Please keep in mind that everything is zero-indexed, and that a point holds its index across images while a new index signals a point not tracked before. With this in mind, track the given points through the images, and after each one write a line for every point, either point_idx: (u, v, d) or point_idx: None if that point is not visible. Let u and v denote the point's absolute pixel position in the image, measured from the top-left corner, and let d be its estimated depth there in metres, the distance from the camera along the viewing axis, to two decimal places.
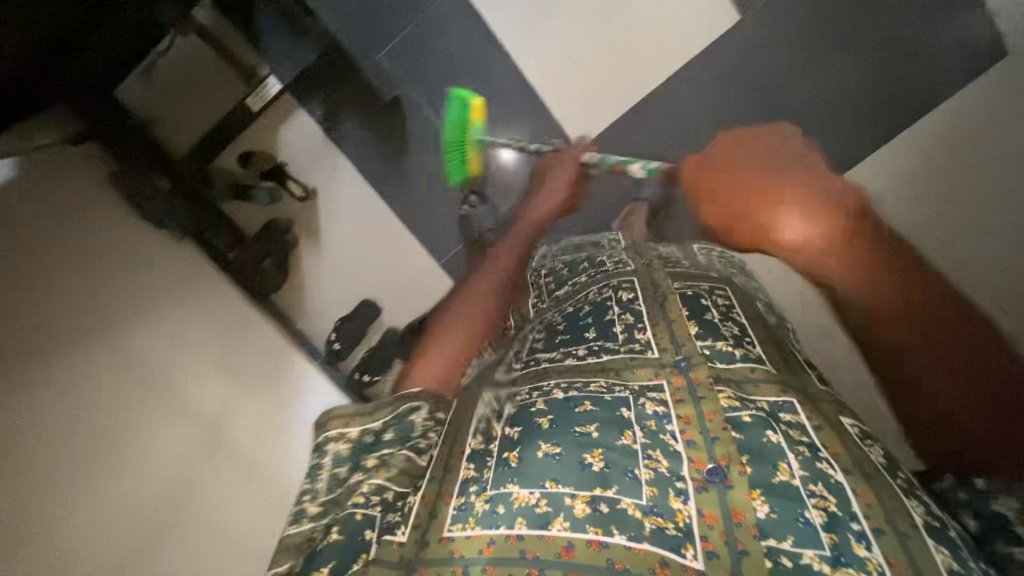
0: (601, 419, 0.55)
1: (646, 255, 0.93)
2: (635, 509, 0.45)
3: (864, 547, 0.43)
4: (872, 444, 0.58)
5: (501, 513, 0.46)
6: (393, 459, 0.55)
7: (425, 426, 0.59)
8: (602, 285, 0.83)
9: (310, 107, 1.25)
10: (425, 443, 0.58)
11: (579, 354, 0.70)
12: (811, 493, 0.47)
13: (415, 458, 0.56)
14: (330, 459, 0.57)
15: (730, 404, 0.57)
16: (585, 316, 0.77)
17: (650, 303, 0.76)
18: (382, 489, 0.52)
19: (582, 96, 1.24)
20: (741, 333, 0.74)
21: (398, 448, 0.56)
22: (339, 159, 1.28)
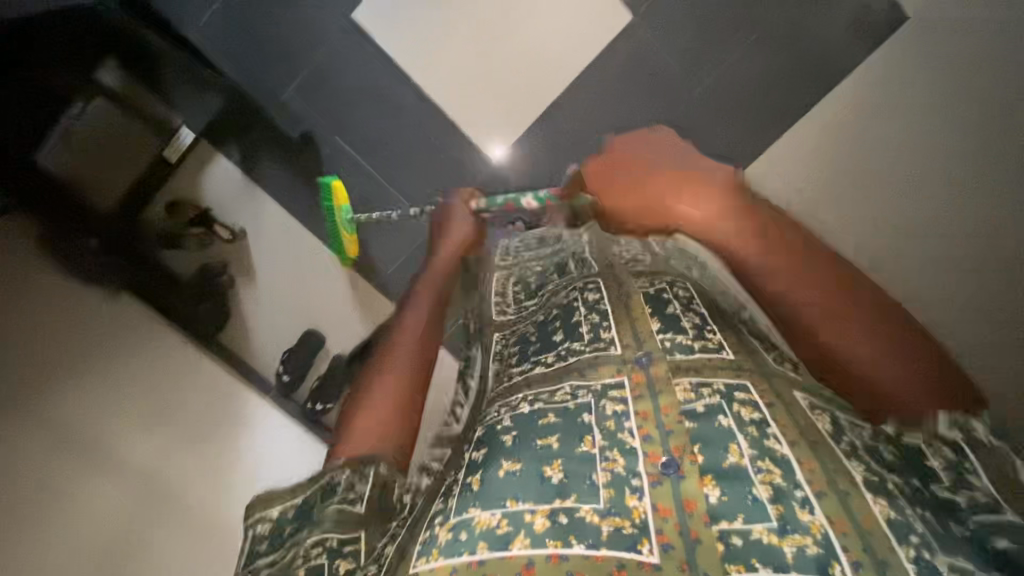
0: (561, 430, 0.56)
1: (608, 253, 0.88)
2: (593, 515, 0.47)
3: (807, 512, 0.45)
4: (826, 408, 0.59)
5: (463, 540, 0.47)
6: (320, 516, 0.52)
7: (351, 480, 0.55)
8: (566, 288, 0.83)
9: (231, 151, 1.34)
10: (355, 493, 0.55)
11: (548, 360, 0.69)
12: (758, 469, 0.49)
13: (349, 509, 0.54)
14: (252, 540, 0.52)
15: (686, 396, 0.59)
16: (553, 321, 0.76)
17: (614, 303, 0.75)
18: (321, 540, 0.51)
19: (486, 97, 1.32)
20: (703, 321, 0.71)
21: (325, 503, 0.53)
22: (262, 196, 1.35)
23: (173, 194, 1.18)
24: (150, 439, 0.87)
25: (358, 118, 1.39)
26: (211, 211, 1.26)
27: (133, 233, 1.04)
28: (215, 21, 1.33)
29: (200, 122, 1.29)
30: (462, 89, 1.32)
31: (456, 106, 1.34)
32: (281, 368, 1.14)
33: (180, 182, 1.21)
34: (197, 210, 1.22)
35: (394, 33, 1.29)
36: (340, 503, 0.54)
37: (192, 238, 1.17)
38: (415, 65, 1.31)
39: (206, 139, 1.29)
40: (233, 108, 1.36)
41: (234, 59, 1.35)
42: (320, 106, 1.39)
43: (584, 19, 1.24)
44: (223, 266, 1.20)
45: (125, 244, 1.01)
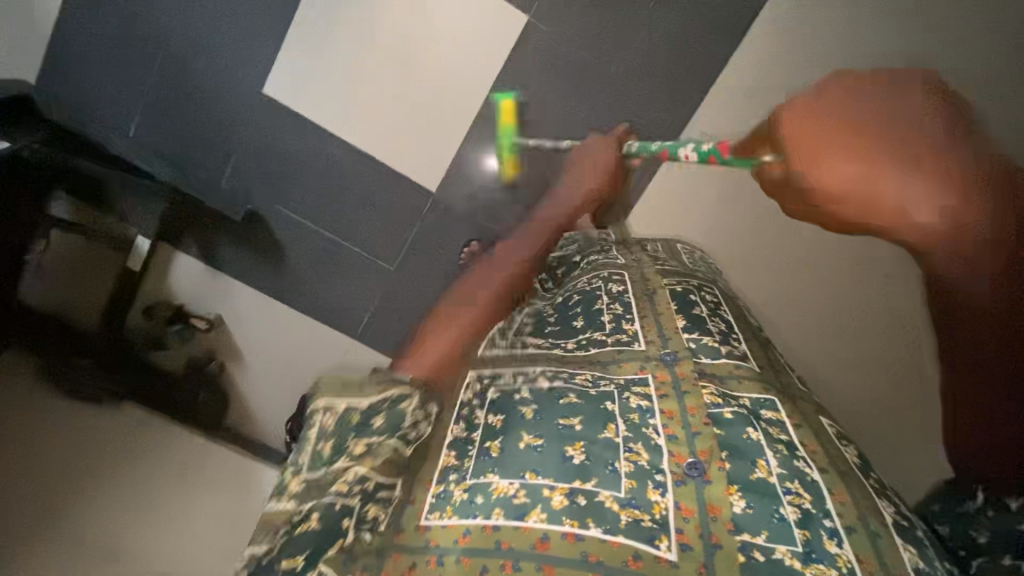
0: (584, 413, 0.54)
1: (635, 253, 0.93)
2: (613, 502, 0.45)
3: (834, 543, 0.43)
4: (847, 444, 0.59)
5: (479, 503, 0.46)
6: (379, 450, 0.47)
7: (417, 417, 0.51)
8: (590, 277, 0.83)
9: (189, 246, 1.30)
10: (415, 433, 0.51)
11: (568, 346, 0.69)
12: (786, 490, 0.47)
13: (402, 448, 0.49)
14: (318, 434, 0.48)
15: (714, 400, 0.57)
16: (574, 306, 0.77)
17: (639, 295, 0.77)
18: (365, 480, 0.45)
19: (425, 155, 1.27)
20: (727, 329, 0.74)
21: (388, 437, 0.48)
22: (227, 280, 1.32)
23: (148, 303, 1.26)
24: (139, 528, 1.05)
25: (304, 178, 1.28)
26: (184, 304, 1.31)
27: (123, 349, 1.18)
28: (145, 128, 1.26)
29: (150, 225, 1.24)
30: (396, 130, 1.25)
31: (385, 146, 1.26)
32: None
33: (153, 289, 1.29)
34: (172, 308, 1.27)
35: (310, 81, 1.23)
36: (392, 437, 0.48)
37: (174, 332, 1.24)
38: (337, 120, 1.25)
39: (166, 243, 1.29)
40: (173, 214, 1.27)
41: (160, 162, 1.24)
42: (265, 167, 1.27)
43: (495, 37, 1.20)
44: (209, 356, 1.29)
45: (124, 363, 1.17)
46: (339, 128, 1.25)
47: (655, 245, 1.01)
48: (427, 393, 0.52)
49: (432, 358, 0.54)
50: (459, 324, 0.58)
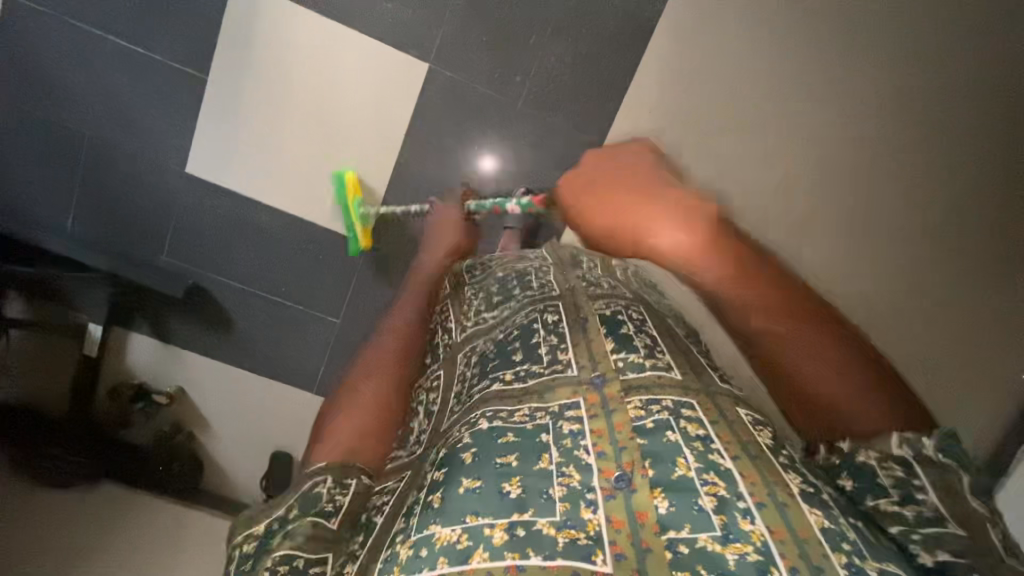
0: (520, 448, 0.57)
1: (567, 276, 0.97)
2: (550, 527, 0.48)
3: (748, 521, 0.48)
4: (763, 426, 0.64)
5: (424, 555, 0.48)
6: (296, 530, 0.61)
7: (331, 492, 0.67)
8: (525, 310, 0.87)
9: (142, 325, 1.31)
10: (334, 504, 0.65)
11: (507, 378, 0.72)
12: (704, 481, 0.52)
13: (324, 522, 0.63)
14: (239, 560, 0.62)
15: (637, 414, 0.62)
16: (513, 341, 0.80)
17: (572, 324, 0.81)
18: (288, 557, 0.58)
19: (320, 188, 1.25)
20: (652, 343, 0.80)
21: (303, 517, 0.63)
22: (180, 350, 1.33)
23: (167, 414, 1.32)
24: None
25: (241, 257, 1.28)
26: (144, 380, 1.32)
27: (92, 427, 1.21)
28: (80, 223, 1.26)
29: (100, 315, 1.27)
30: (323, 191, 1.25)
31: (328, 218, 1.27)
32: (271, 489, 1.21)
33: (116, 368, 1.30)
34: (133, 386, 1.30)
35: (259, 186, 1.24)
36: (309, 519, 0.62)
37: (137, 411, 1.28)
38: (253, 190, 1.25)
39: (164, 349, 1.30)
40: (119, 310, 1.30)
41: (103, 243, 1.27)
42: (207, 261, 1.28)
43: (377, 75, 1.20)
44: (175, 428, 1.30)
45: (104, 456, 1.18)
46: (300, 212, 1.26)
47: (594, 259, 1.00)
48: (342, 473, 0.71)
49: (338, 448, 0.78)
50: (348, 433, 0.83)
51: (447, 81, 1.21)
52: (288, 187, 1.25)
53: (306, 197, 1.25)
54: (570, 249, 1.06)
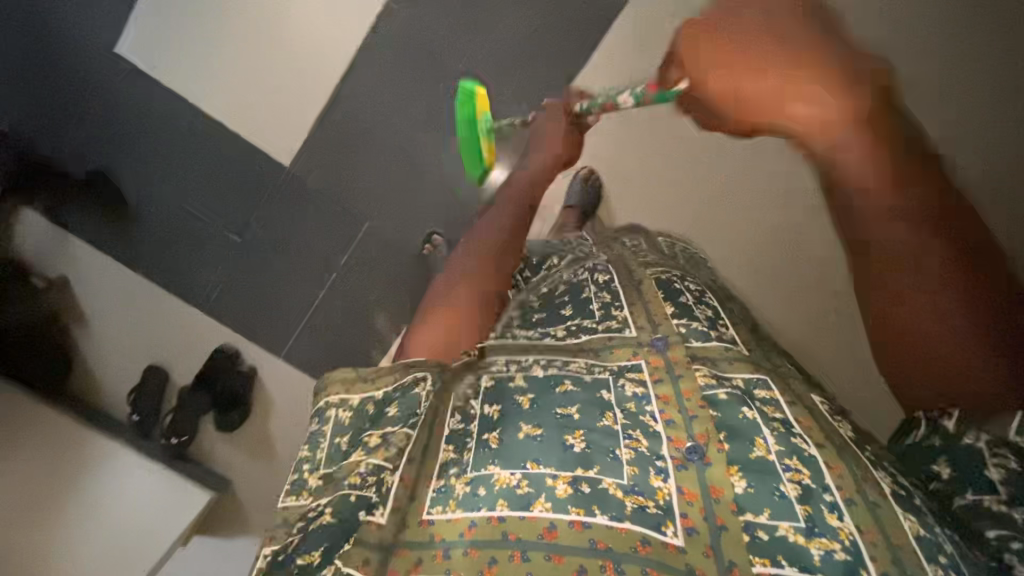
0: (582, 400, 0.54)
1: (615, 246, 0.93)
2: (617, 489, 0.45)
3: (836, 517, 0.44)
4: (840, 420, 0.59)
5: (482, 495, 0.46)
6: (392, 438, 0.52)
7: (428, 400, 0.55)
8: (574, 270, 0.83)
9: (38, 203, 1.23)
10: (427, 416, 0.54)
11: (557, 334, 0.68)
12: (786, 466, 0.48)
13: (411, 428, 0.52)
14: (335, 432, 0.56)
15: (707, 381, 0.57)
16: (561, 295, 0.76)
17: (625, 285, 0.76)
18: (379, 468, 0.49)
19: (264, 118, 1.23)
20: (714, 315, 0.73)
21: (399, 426, 0.53)
22: (70, 236, 1.24)
23: None
24: None
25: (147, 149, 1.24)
26: (23, 259, 1.24)
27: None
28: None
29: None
30: (253, 98, 1.23)
31: (230, 114, 1.24)
32: (132, 410, 1.24)
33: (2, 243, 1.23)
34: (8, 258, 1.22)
35: (152, 54, 1.22)
36: (404, 427, 0.53)
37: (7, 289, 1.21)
38: (178, 83, 1.23)
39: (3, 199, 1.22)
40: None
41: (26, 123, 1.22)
42: (115, 137, 1.24)
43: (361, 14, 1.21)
44: (47, 315, 1.24)
45: None
46: (178, 86, 1.23)
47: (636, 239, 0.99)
48: (436, 370, 0.58)
49: (427, 345, 0.66)
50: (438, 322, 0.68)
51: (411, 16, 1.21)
52: (239, 93, 1.23)
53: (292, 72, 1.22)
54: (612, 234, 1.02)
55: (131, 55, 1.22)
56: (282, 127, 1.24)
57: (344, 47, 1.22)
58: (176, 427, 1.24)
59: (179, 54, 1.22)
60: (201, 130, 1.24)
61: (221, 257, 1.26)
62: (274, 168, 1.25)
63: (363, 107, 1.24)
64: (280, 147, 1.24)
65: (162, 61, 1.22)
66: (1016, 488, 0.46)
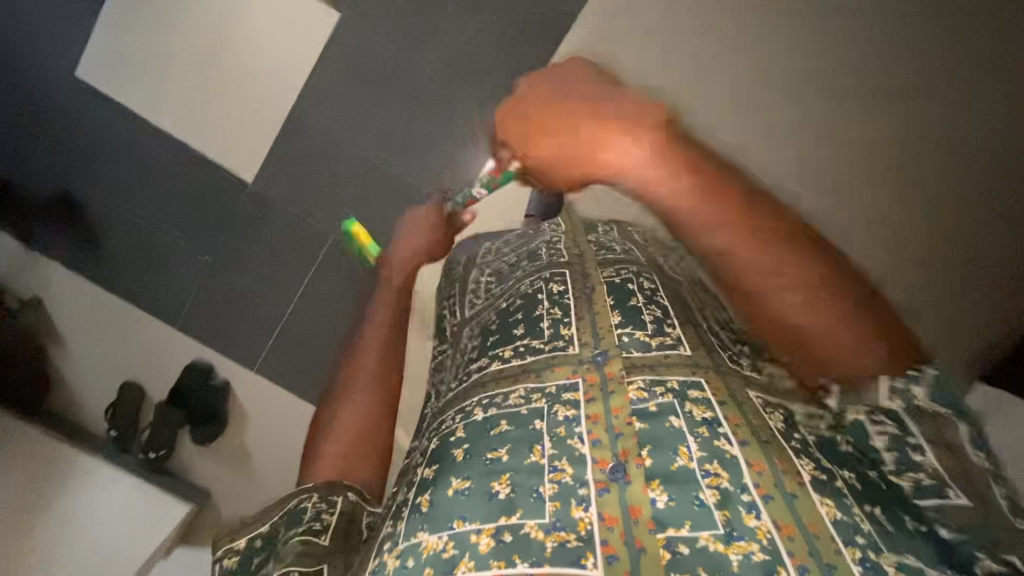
0: (513, 440, 0.54)
1: (579, 240, 0.89)
2: (538, 530, 0.45)
3: (753, 516, 0.44)
4: (776, 410, 0.58)
5: (411, 567, 0.46)
6: (286, 550, 0.52)
7: (317, 508, 0.57)
8: (530, 279, 0.80)
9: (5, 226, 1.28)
10: (321, 523, 0.56)
11: (505, 355, 0.68)
12: (705, 472, 0.48)
13: (314, 538, 0.53)
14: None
15: (638, 396, 0.58)
16: (515, 314, 0.74)
17: (579, 297, 0.74)
18: (285, 575, 0.49)
19: (223, 132, 1.27)
20: (662, 316, 0.72)
21: (293, 533, 0.54)
22: (48, 262, 1.29)
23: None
24: None
25: (113, 167, 1.28)
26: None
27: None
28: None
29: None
30: (217, 119, 1.27)
31: (192, 135, 1.28)
32: (110, 423, 1.26)
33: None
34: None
35: (112, 77, 1.26)
36: (297, 533, 0.54)
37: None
38: (148, 109, 1.27)
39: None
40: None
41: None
42: (71, 163, 1.28)
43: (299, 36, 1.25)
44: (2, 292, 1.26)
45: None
46: (154, 114, 1.27)
47: (608, 227, 0.97)
48: (331, 487, 0.61)
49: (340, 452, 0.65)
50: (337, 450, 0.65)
51: (355, 34, 1.25)
52: (201, 117, 1.27)
53: (247, 82, 1.26)
54: (584, 219, 0.97)
55: (110, 91, 1.26)
56: (245, 144, 1.28)
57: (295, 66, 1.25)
58: (153, 442, 1.25)
59: (135, 83, 1.26)
60: (164, 157, 1.28)
61: (194, 277, 1.30)
62: (232, 188, 1.29)
63: (315, 133, 1.28)
64: (240, 160, 1.28)
65: (129, 81, 1.26)
66: (903, 455, 0.49)
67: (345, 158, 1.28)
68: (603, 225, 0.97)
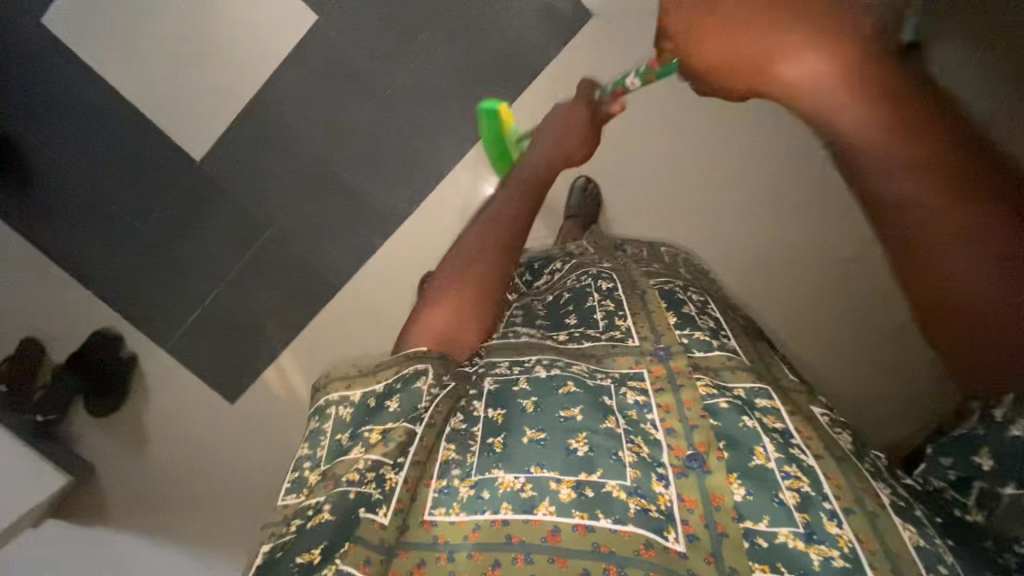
0: (584, 402, 0.54)
1: (620, 257, 0.94)
2: (620, 491, 0.46)
3: (835, 524, 0.45)
4: (841, 430, 0.60)
5: (486, 498, 0.47)
6: (389, 431, 0.50)
7: (432, 390, 0.53)
8: (580, 274, 0.82)
9: None
10: (430, 411, 0.52)
11: (561, 339, 0.68)
12: (785, 474, 0.48)
13: (415, 427, 0.50)
14: (333, 426, 0.54)
15: (709, 392, 0.57)
16: (565, 304, 0.76)
17: (628, 293, 0.75)
18: (377, 465, 0.47)
19: (202, 112, 1.20)
20: (716, 326, 0.72)
21: (399, 418, 0.51)
22: None
23: None
24: None
25: (67, 124, 1.20)
26: None
27: None
28: None
29: None
30: (169, 91, 1.19)
31: (146, 105, 1.20)
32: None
33: None
34: None
35: (84, 43, 1.17)
36: (405, 421, 0.50)
37: None
38: (103, 64, 1.18)
39: None
40: None
41: None
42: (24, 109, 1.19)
43: (286, 27, 1.18)
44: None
45: None
46: (108, 70, 1.18)
47: (641, 249, 1.01)
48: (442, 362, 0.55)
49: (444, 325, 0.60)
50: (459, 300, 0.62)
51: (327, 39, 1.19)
52: (131, 80, 1.19)
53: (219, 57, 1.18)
54: (615, 243, 1.04)
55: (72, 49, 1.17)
56: (189, 121, 1.20)
57: (268, 60, 1.19)
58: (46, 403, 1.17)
59: (102, 29, 1.17)
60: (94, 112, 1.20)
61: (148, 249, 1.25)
62: (182, 165, 1.23)
63: (272, 116, 1.22)
64: (190, 135, 1.21)
65: (100, 30, 1.17)
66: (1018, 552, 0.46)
67: (350, 134, 1.24)
68: (635, 249, 1.01)
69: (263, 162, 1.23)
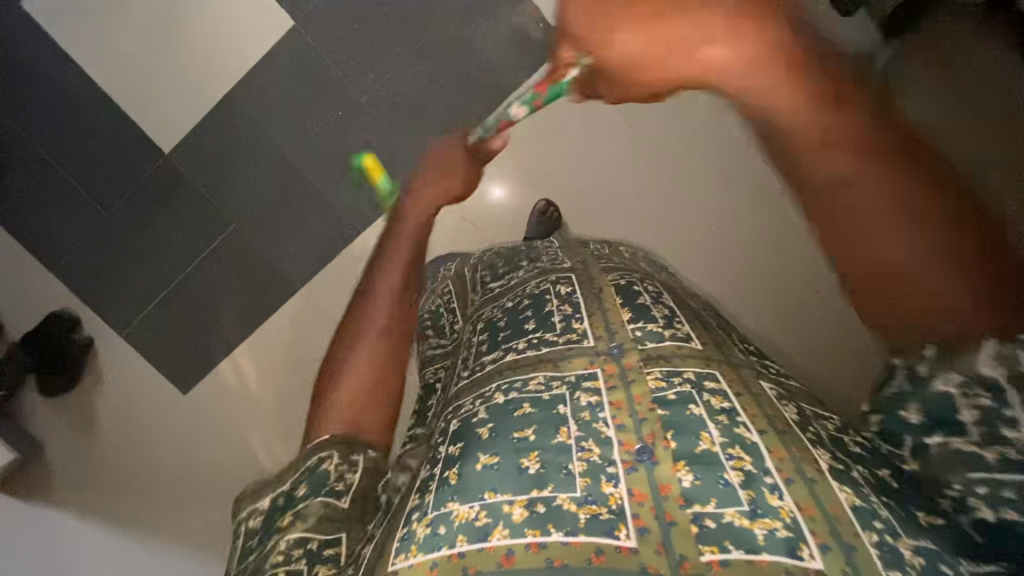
0: (537, 421, 0.55)
1: (578, 250, 0.95)
2: (570, 503, 0.47)
3: (776, 497, 0.47)
4: (787, 403, 0.62)
5: (442, 533, 0.47)
6: (306, 510, 0.55)
7: (340, 470, 0.57)
8: (539, 281, 0.83)
9: None
10: (343, 484, 0.57)
11: (519, 348, 0.69)
12: (729, 456, 0.50)
13: (334, 501, 0.56)
14: (246, 536, 0.58)
15: (657, 385, 0.59)
16: (525, 311, 0.76)
17: (586, 293, 0.77)
18: (303, 540, 0.52)
19: (173, 104, 1.25)
20: (672, 313, 0.74)
21: (313, 496, 0.56)
22: None
23: None
24: None
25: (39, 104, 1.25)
26: None
27: None
28: None
29: None
30: (145, 85, 1.25)
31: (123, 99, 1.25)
32: None
33: None
34: None
35: (59, 17, 1.23)
36: (319, 499, 0.55)
37: None
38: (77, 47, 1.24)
39: None
40: None
41: None
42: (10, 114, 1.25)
43: (257, 38, 1.25)
44: None
45: None
46: (79, 43, 1.24)
47: (601, 246, 1.01)
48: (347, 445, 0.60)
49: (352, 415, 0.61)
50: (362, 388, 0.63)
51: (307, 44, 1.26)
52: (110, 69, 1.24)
53: (198, 59, 1.25)
54: (574, 238, 1.04)
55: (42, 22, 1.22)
56: (160, 116, 1.26)
57: (239, 58, 1.25)
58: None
59: (87, 26, 1.24)
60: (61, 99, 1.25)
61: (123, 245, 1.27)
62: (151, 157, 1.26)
63: (241, 120, 1.26)
64: (161, 127, 1.26)
65: (83, 27, 1.24)
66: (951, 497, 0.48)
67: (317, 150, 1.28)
68: (595, 243, 1.02)
69: (236, 159, 1.27)
